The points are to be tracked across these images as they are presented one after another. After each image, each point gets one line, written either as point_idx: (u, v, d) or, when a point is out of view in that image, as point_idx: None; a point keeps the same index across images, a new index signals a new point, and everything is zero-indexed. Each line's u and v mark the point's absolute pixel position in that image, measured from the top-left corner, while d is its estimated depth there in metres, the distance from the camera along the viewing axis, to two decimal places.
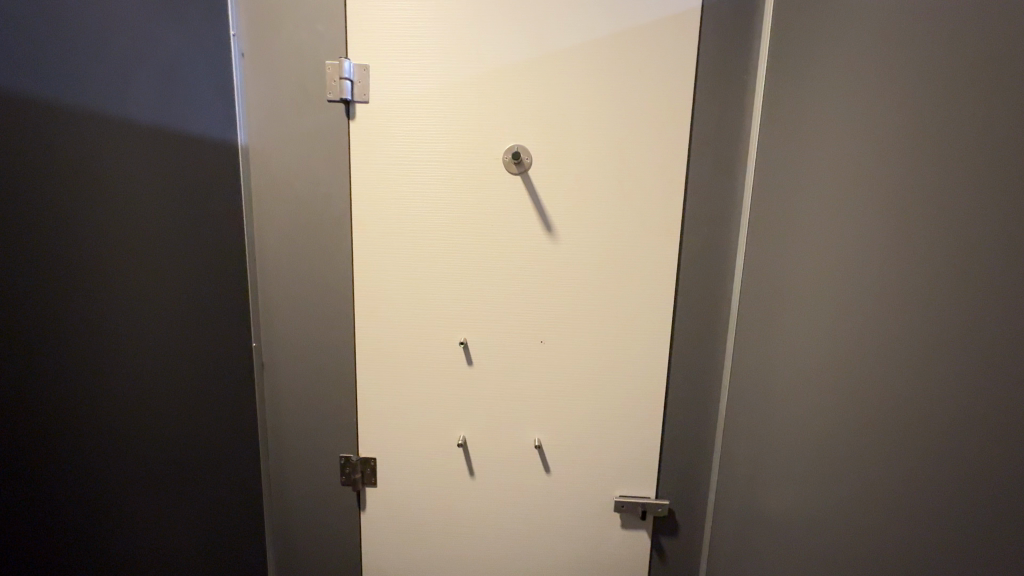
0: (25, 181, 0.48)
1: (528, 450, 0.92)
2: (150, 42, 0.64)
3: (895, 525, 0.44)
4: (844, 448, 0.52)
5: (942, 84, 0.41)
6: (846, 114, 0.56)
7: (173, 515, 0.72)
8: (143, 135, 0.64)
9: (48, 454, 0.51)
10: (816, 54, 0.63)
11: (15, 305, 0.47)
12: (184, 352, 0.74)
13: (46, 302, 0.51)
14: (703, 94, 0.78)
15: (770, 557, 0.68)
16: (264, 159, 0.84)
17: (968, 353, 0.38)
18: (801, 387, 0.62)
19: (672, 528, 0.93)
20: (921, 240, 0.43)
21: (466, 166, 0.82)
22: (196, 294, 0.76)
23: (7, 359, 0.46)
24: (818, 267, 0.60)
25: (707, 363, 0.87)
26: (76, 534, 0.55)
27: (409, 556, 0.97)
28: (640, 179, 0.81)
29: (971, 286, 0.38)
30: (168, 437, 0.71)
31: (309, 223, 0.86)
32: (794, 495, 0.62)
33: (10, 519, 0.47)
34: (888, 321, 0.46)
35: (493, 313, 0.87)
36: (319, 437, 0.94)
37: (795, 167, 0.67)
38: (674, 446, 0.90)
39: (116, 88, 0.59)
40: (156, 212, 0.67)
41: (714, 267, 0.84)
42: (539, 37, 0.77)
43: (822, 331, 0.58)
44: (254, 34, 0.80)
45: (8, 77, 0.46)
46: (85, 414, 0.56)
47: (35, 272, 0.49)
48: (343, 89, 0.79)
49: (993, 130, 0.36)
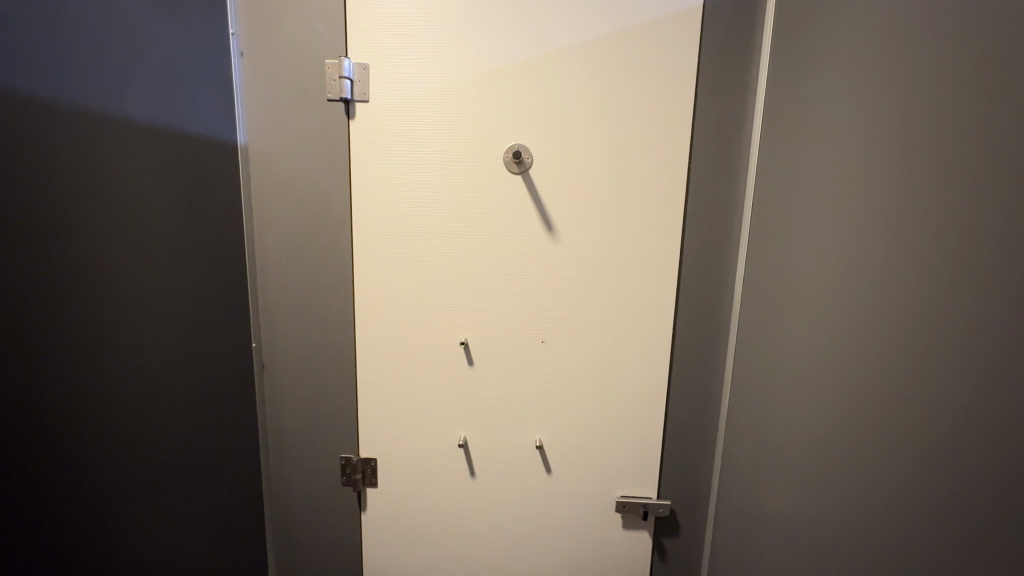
0: (25, 181, 0.48)
1: (528, 450, 0.92)
2: (150, 41, 0.64)
3: (896, 526, 0.44)
4: (846, 448, 0.52)
5: (944, 82, 0.41)
6: (847, 113, 0.56)
7: (174, 516, 0.72)
8: (144, 135, 0.64)
9: (48, 456, 0.51)
10: (818, 52, 0.63)
11: (15, 305, 0.47)
12: (184, 352, 0.74)
13: (46, 303, 0.51)
14: (703, 93, 0.78)
15: (771, 557, 0.68)
16: (264, 158, 0.84)
17: (970, 352, 0.37)
18: (803, 387, 0.62)
19: (673, 528, 0.93)
20: (922, 239, 0.43)
21: (467, 166, 0.81)
22: (195, 294, 0.76)
23: (7, 360, 0.46)
24: (819, 266, 0.60)
25: (708, 363, 0.87)
26: (77, 534, 0.55)
27: (410, 557, 0.97)
28: (640, 178, 0.80)
29: (972, 285, 0.37)
30: (169, 438, 0.71)
31: (309, 223, 0.86)
32: (795, 495, 0.62)
33: (12, 519, 0.47)
34: (889, 320, 0.46)
35: (494, 313, 0.87)
36: (319, 437, 0.94)
37: (796, 166, 0.67)
38: (675, 446, 0.90)
39: (116, 87, 0.59)
40: (156, 212, 0.67)
41: (715, 267, 0.83)
42: (539, 36, 0.77)
43: (823, 331, 0.58)
44: (253, 33, 0.80)
45: (8, 77, 0.45)
46: (85, 415, 0.56)
47: (35, 272, 0.49)
48: (343, 88, 0.79)
49: (993, 128, 0.36)
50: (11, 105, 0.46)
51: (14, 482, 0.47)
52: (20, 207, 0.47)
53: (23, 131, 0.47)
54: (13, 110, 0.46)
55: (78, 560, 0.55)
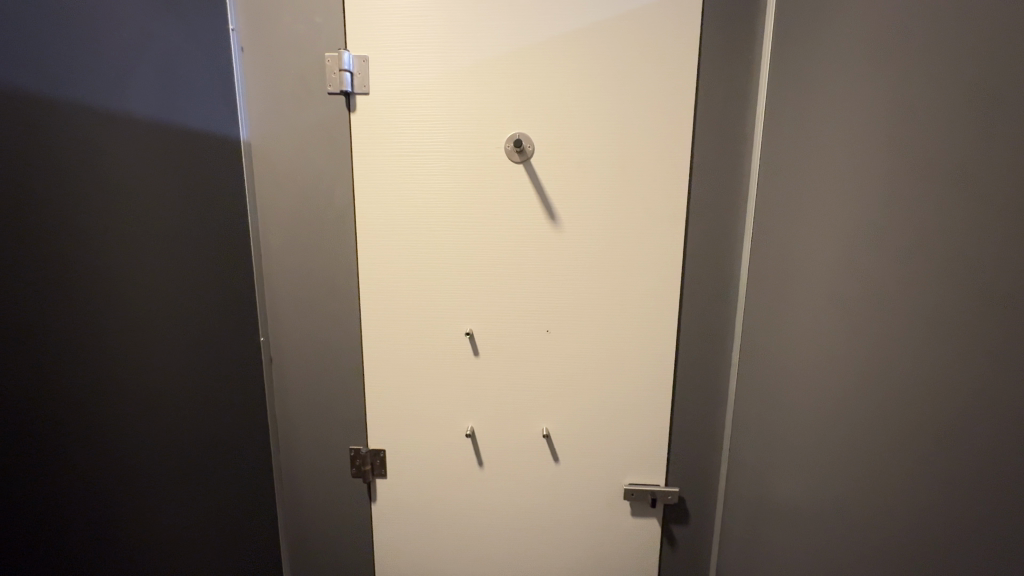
0: (25, 176, 0.48)
1: (536, 440, 0.92)
2: (153, 40, 0.65)
3: (904, 509, 0.44)
4: (855, 429, 0.51)
5: (945, 53, 0.40)
6: (850, 89, 0.55)
7: (187, 509, 0.73)
8: (148, 133, 0.65)
9: (47, 452, 0.50)
10: (819, 29, 0.62)
11: (14, 299, 0.47)
12: (193, 346, 0.75)
13: (47, 297, 0.50)
14: (705, 77, 0.77)
15: (780, 541, 0.68)
16: (267, 153, 0.84)
17: (972, 327, 0.37)
18: (811, 368, 0.61)
19: (681, 517, 0.93)
20: (927, 215, 0.42)
21: (469, 157, 0.81)
22: (202, 287, 0.76)
23: (5, 354, 0.46)
24: (824, 246, 0.59)
25: (715, 351, 0.86)
26: (93, 527, 0.56)
27: (421, 548, 0.98)
28: (643, 164, 0.80)
29: (974, 261, 0.37)
30: (179, 431, 0.72)
31: (313, 217, 0.86)
32: (804, 479, 0.62)
33: (23, 519, 0.47)
34: (895, 299, 0.46)
35: (499, 303, 0.87)
36: (329, 430, 0.95)
37: (800, 146, 0.66)
38: (683, 434, 0.90)
39: (110, 79, 0.58)
40: (161, 208, 0.67)
41: (721, 253, 0.83)
42: (539, 24, 0.76)
43: (829, 311, 0.58)
44: (253, 28, 0.80)
45: (11, 75, 0.46)
46: (87, 411, 0.55)
47: (36, 267, 0.49)
48: (344, 81, 0.79)
49: (997, 99, 0.35)
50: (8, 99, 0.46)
51: (17, 477, 0.47)
52: (19, 200, 0.47)
53: (23, 125, 0.47)
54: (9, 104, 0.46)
55: (81, 560, 0.55)
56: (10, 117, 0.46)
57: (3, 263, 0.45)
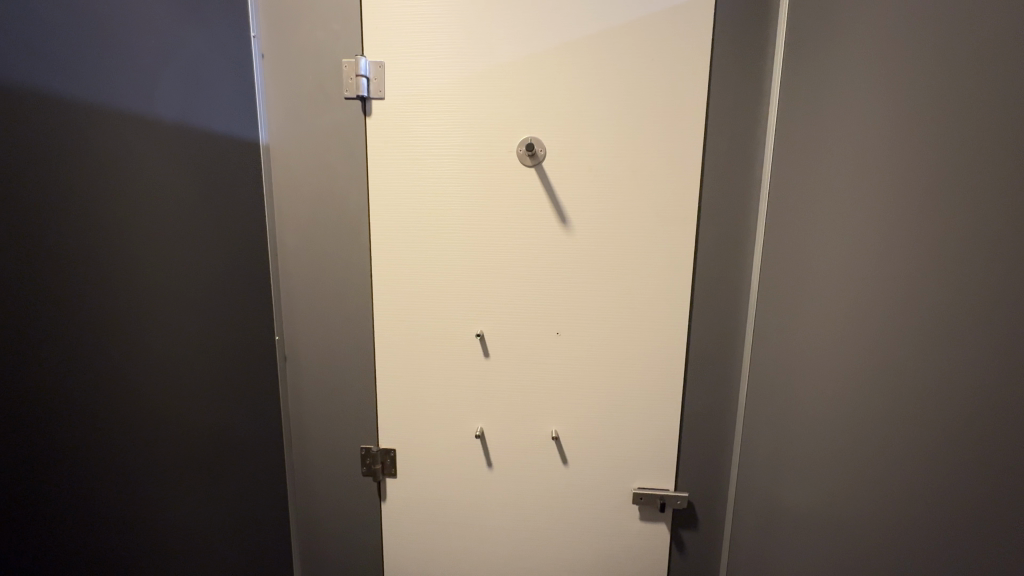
0: (49, 180, 0.49)
1: (545, 442, 0.92)
2: (176, 49, 0.67)
3: (913, 517, 0.43)
4: (868, 436, 0.50)
5: (953, 62, 0.40)
6: (860, 94, 0.55)
7: (202, 503, 0.75)
8: (171, 139, 0.67)
9: (67, 444, 0.52)
10: (831, 33, 0.61)
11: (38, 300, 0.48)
12: (211, 345, 0.77)
13: (72, 294, 0.52)
14: (717, 81, 0.77)
15: (789, 548, 0.67)
16: (284, 157, 0.87)
17: (978, 336, 0.37)
18: (820, 373, 0.61)
19: (690, 520, 0.92)
20: (937, 222, 0.42)
21: (481, 160, 0.82)
22: (220, 287, 0.78)
23: (28, 351, 0.47)
24: (836, 249, 0.58)
25: (726, 354, 0.86)
26: (111, 520, 0.58)
27: (429, 548, 0.99)
28: (652, 167, 0.80)
29: (983, 271, 0.37)
30: (196, 427, 0.73)
31: (327, 218, 0.88)
32: (813, 485, 0.61)
33: (44, 514, 0.49)
34: (905, 302, 0.45)
35: (508, 305, 0.87)
36: (340, 429, 0.96)
37: (811, 150, 0.66)
38: (693, 439, 0.89)
39: (131, 83, 0.60)
40: (182, 210, 0.69)
41: (732, 256, 0.82)
42: (550, 31, 0.77)
43: (839, 315, 0.57)
44: (273, 35, 0.82)
45: (35, 83, 0.47)
46: (99, 406, 0.56)
47: (60, 268, 0.51)
48: (360, 86, 0.81)
49: (1000, 105, 0.35)
50: (26, 97, 0.47)
51: (36, 474, 0.48)
52: (43, 203, 0.49)
53: (44, 128, 0.49)
54: (29, 102, 0.47)
55: (96, 555, 0.55)
56: (38, 124, 0.48)
57: (27, 265, 0.47)
